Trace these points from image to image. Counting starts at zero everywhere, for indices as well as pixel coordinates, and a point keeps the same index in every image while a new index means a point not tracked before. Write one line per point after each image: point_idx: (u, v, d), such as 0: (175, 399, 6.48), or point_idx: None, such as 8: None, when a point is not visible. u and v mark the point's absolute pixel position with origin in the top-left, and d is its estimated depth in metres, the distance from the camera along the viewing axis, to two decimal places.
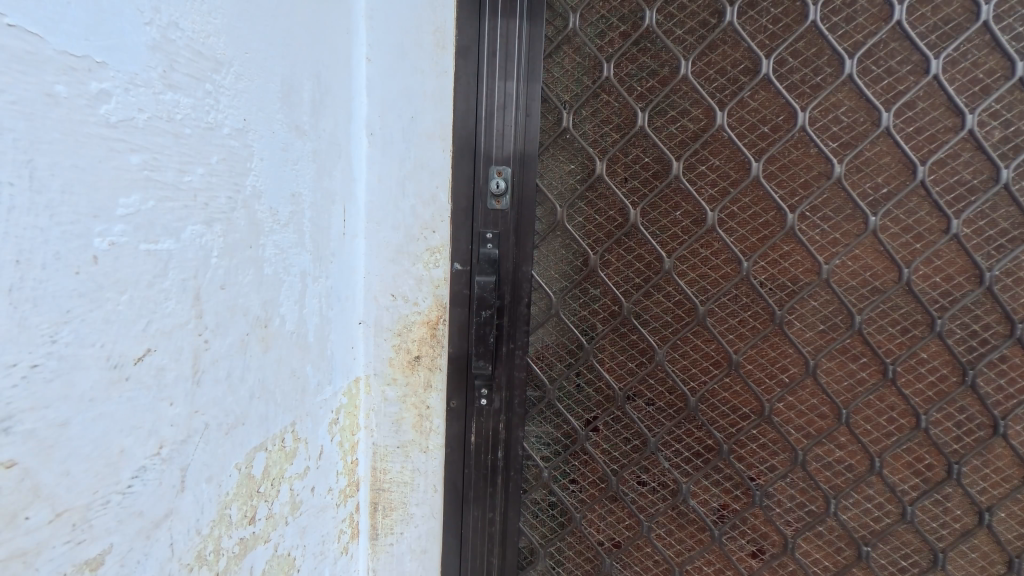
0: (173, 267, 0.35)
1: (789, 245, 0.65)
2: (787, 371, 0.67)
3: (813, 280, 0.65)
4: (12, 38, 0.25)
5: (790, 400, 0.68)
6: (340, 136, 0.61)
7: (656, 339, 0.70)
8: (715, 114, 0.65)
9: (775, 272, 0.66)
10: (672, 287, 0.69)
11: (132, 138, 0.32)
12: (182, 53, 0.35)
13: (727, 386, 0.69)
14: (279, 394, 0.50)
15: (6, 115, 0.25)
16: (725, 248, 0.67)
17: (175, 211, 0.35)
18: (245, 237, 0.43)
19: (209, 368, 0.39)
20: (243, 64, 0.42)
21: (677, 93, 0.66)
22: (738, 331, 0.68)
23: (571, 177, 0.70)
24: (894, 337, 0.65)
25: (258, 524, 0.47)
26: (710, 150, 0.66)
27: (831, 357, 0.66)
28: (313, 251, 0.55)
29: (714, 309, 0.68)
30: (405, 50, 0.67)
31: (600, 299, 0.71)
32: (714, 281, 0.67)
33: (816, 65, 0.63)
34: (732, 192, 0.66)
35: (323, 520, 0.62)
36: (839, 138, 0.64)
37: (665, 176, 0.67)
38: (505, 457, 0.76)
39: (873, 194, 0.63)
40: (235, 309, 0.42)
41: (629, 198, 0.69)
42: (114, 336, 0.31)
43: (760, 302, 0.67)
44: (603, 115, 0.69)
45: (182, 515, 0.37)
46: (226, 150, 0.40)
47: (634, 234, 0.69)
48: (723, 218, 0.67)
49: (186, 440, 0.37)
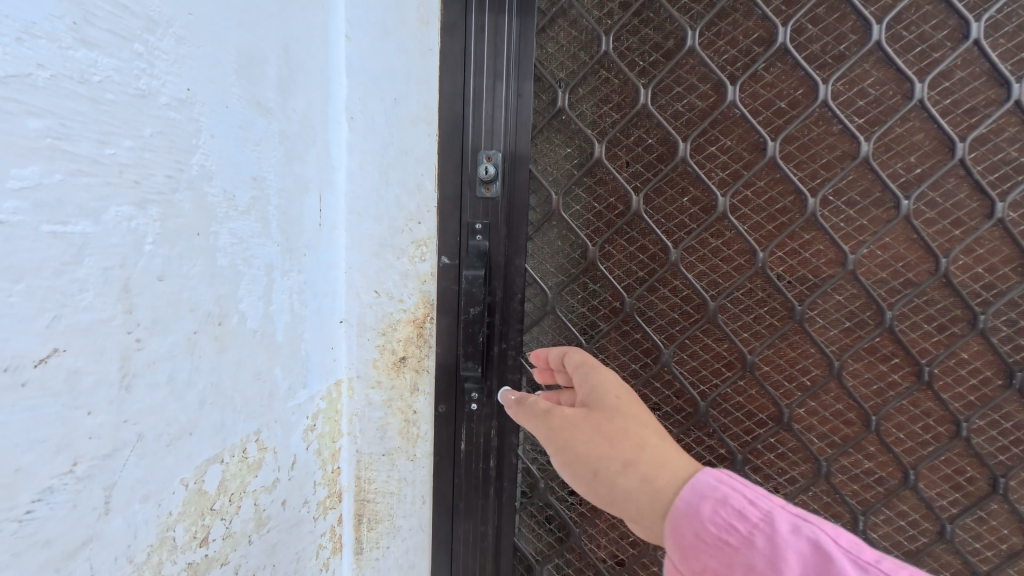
0: (91, 253, 0.30)
1: (809, 234, 0.59)
2: (808, 373, 0.61)
3: (837, 272, 0.59)
4: None
5: (811, 405, 0.61)
6: (314, 118, 0.57)
7: (661, 338, 0.64)
8: (726, 89, 0.59)
9: (794, 263, 0.60)
10: (679, 281, 0.63)
11: (31, 99, 0.27)
12: (102, 6, 0.30)
13: (742, 390, 0.62)
14: (240, 399, 0.45)
15: None
16: (738, 238, 0.60)
17: (93, 189, 0.30)
18: (192, 222, 0.38)
19: (142, 371, 0.34)
20: (186, 26, 0.37)
21: (683, 66, 0.60)
22: (753, 329, 0.61)
23: (567, 162, 0.65)
24: (930, 335, 0.58)
25: (212, 545, 0.43)
26: (721, 129, 0.60)
27: (857, 358, 0.59)
28: (281, 242, 0.51)
29: (726, 304, 0.62)
30: (386, 25, 0.62)
31: (600, 294, 0.65)
32: (726, 274, 0.61)
33: (839, 33, 0.57)
34: (745, 175, 0.59)
35: (299, 535, 0.58)
36: (866, 113, 0.57)
37: (670, 159, 0.61)
38: (498, 467, 0.70)
39: (906, 173, 0.57)
40: (179, 304, 0.37)
41: (631, 183, 0.63)
42: (5, 333, 0.26)
43: (778, 297, 0.60)
44: (602, 94, 0.63)
45: (107, 541, 0.32)
46: (164, 122, 0.35)
47: (637, 223, 0.63)
48: (736, 205, 0.60)
49: (112, 454, 0.32)
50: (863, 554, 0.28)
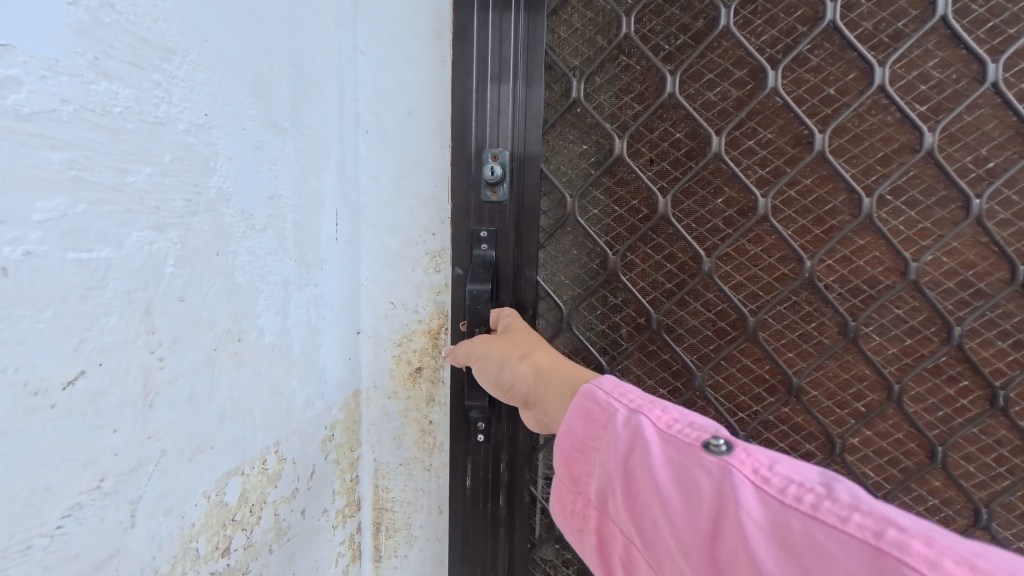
0: (113, 278, 0.31)
1: (864, 238, 0.55)
2: (863, 398, 0.58)
3: (896, 283, 0.55)
4: None
5: (867, 434, 0.58)
6: (328, 134, 0.57)
7: (694, 359, 0.62)
8: (765, 73, 0.56)
9: (847, 272, 0.56)
10: (712, 292, 0.60)
11: (54, 133, 0.28)
12: (120, 39, 0.31)
13: (786, 417, 0.60)
14: (258, 413, 0.46)
15: None
16: (780, 242, 0.58)
17: (114, 216, 0.31)
18: (210, 243, 0.39)
19: (164, 389, 0.35)
20: (202, 54, 0.38)
21: (715, 49, 0.57)
22: (800, 348, 0.59)
23: (583, 160, 0.63)
24: (1005, 353, 0.53)
25: (233, 556, 0.44)
26: (759, 121, 0.57)
27: (919, 379, 0.56)
28: (297, 257, 0.52)
29: (768, 320, 0.59)
30: (398, 39, 0.62)
31: (623, 308, 0.64)
32: (767, 286, 0.59)
33: (898, 8, 0.52)
34: (789, 172, 0.57)
35: (318, 544, 0.59)
36: (928, 98, 0.52)
37: (701, 156, 0.59)
38: (508, 504, 0.69)
39: (976, 168, 0.52)
40: (198, 323, 0.38)
41: (656, 183, 0.61)
42: (34, 358, 0.27)
43: (828, 312, 0.57)
44: (621, 83, 0.61)
45: (132, 553, 0.33)
46: (181, 147, 0.36)
47: (662, 228, 0.61)
48: (778, 206, 0.57)
49: (136, 470, 0.33)
50: (681, 425, 0.34)
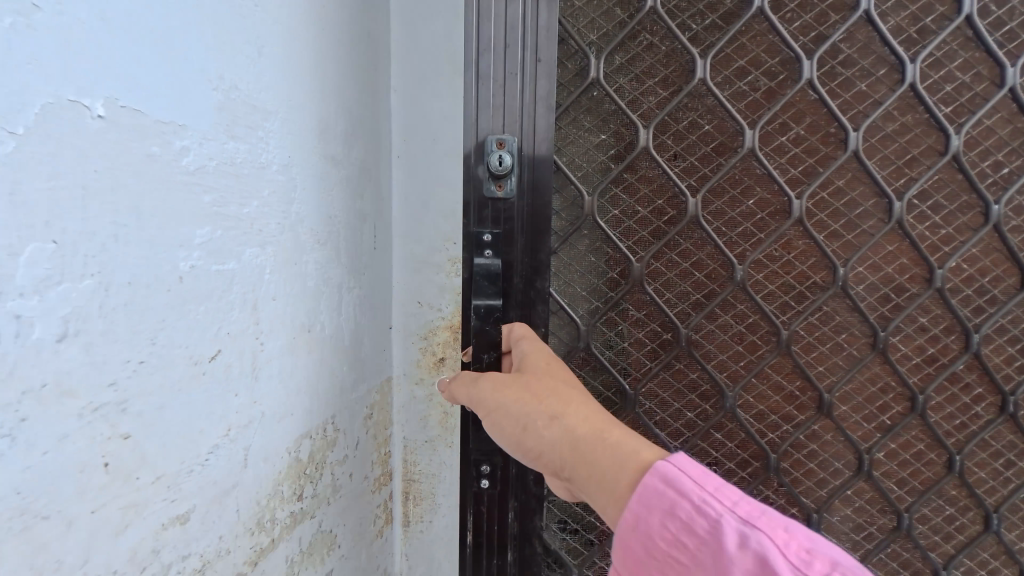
0: (237, 283, 0.43)
1: (893, 245, 0.66)
2: (889, 412, 0.69)
3: (923, 289, 0.66)
4: (129, 118, 0.32)
5: (892, 447, 0.69)
6: (369, 161, 0.70)
7: (726, 378, 0.69)
8: (801, 63, 0.63)
9: (876, 277, 0.66)
10: (743, 301, 0.67)
11: (206, 181, 0.39)
12: (240, 109, 0.43)
13: (818, 433, 0.69)
14: (320, 389, 0.58)
15: (124, 173, 0.32)
16: (813, 248, 0.66)
17: (237, 238, 0.43)
18: (291, 256, 0.51)
19: (264, 365, 0.47)
20: (285, 112, 0.50)
21: (746, 34, 0.63)
22: (829, 364, 0.68)
23: (601, 150, 0.67)
24: (1012, 360, 0.67)
25: (305, 501, 0.55)
26: (792, 115, 0.64)
27: (941, 391, 0.68)
28: (347, 264, 0.64)
29: (799, 332, 0.67)
30: (424, 79, 0.75)
31: (647, 321, 0.69)
32: (801, 296, 0.67)
33: (929, 5, 0.63)
34: (822, 171, 0.64)
35: (361, 504, 0.70)
36: (952, 100, 0.64)
37: (733, 152, 0.65)
38: (517, 554, 0.72)
39: (993, 173, 0.65)
40: (284, 317, 0.50)
41: (684, 178, 0.66)
42: (196, 338, 0.38)
43: (859, 323, 0.67)
44: (642, 67, 0.65)
45: (244, 487, 0.44)
46: (274, 184, 0.48)
47: (690, 232, 0.67)
48: (811, 209, 0.65)
49: (247, 425, 0.44)
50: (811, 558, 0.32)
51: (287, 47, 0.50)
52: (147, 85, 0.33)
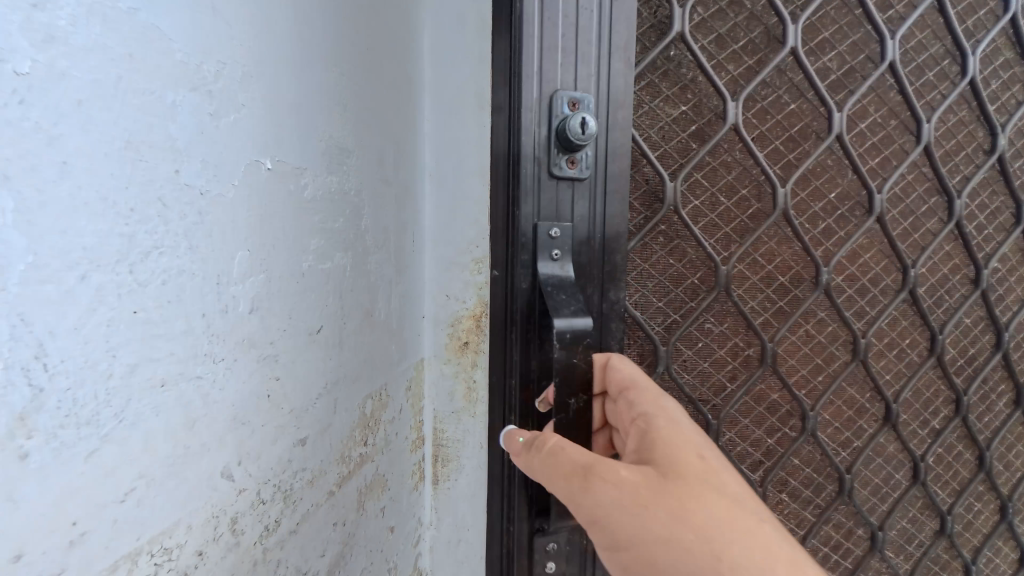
0: (329, 278, 0.59)
1: (923, 226, 0.84)
2: (913, 369, 0.86)
3: (942, 268, 0.86)
4: (285, 168, 0.49)
5: (912, 404, 0.88)
6: (409, 182, 0.86)
7: (800, 372, 0.81)
8: (886, 44, 0.78)
9: (919, 253, 0.83)
10: (837, 288, 0.80)
11: (314, 206, 0.55)
12: (330, 152, 0.59)
13: (916, 388, 0.87)
14: (377, 362, 0.74)
15: (278, 205, 0.49)
16: (882, 233, 0.81)
17: (329, 245, 0.59)
18: (359, 257, 0.67)
19: (343, 339, 0.63)
20: (355, 151, 0.66)
21: (830, 4, 0.75)
22: (890, 339, 0.84)
23: (680, 118, 0.71)
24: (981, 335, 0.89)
25: (367, 447, 0.71)
26: (869, 102, 0.78)
27: (947, 354, 0.88)
28: (396, 264, 0.81)
29: (864, 310, 0.82)
30: (452, 112, 0.90)
31: (728, 307, 0.76)
32: (864, 274, 0.81)
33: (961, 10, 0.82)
34: (900, 162, 0.81)
35: (403, 459, 0.86)
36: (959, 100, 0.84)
37: (829, 135, 0.77)
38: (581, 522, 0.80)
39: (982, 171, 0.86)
40: (356, 303, 0.66)
41: (773, 165, 0.75)
42: (309, 317, 0.54)
43: (909, 300, 0.84)
44: (716, 27, 0.71)
45: (331, 429, 0.60)
46: (350, 205, 0.64)
47: (783, 217, 0.76)
48: (883, 196, 0.80)
49: (333, 383, 0.60)
50: None
51: (356, 100, 0.66)
52: (288, 142, 0.49)
